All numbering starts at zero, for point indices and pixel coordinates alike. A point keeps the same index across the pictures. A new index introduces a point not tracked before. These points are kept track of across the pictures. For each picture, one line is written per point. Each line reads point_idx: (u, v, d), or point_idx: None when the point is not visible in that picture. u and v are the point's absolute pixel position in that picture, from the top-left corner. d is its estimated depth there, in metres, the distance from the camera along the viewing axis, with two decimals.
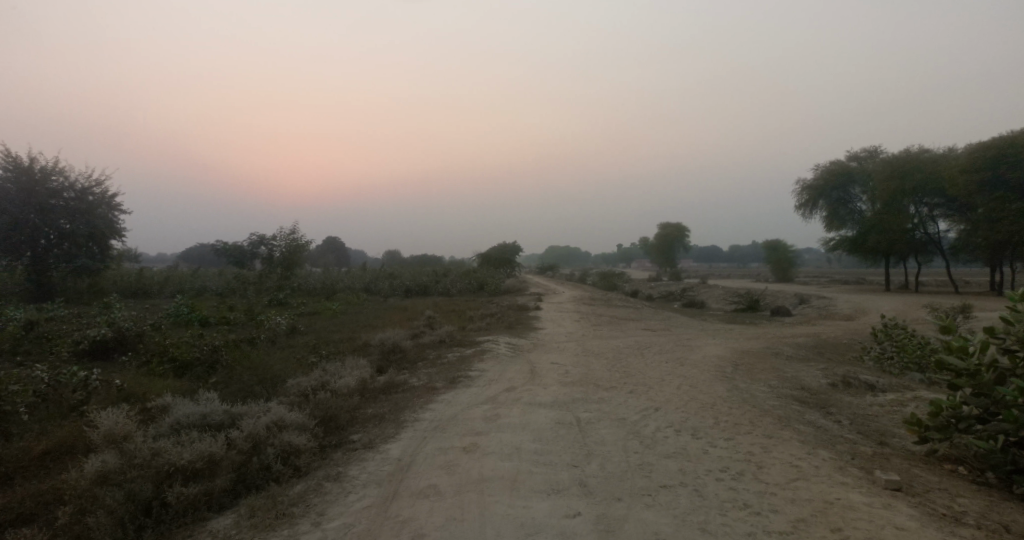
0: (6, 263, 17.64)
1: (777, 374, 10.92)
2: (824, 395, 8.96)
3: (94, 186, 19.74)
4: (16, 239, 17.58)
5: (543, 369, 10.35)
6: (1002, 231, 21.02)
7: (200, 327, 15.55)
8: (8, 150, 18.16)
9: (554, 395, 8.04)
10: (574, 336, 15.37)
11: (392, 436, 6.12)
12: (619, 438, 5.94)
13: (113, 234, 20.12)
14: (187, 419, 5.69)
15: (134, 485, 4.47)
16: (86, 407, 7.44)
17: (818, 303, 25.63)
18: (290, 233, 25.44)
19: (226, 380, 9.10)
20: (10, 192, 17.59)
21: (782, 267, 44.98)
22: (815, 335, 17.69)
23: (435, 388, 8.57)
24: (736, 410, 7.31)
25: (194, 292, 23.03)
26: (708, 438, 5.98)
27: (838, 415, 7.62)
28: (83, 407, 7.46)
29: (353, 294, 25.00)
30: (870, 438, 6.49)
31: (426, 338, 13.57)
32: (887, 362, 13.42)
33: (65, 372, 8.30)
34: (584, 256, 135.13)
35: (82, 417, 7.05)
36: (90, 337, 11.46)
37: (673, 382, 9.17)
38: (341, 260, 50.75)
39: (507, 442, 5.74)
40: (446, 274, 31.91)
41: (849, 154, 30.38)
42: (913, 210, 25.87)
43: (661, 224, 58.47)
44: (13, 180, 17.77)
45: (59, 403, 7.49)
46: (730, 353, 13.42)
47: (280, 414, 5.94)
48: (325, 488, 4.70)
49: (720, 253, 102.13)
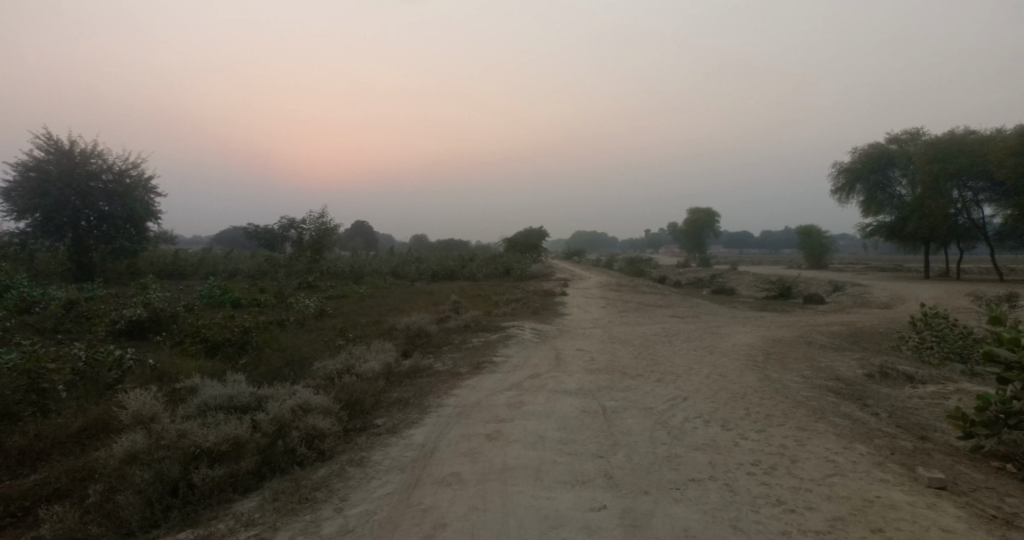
0: (50, 243, 18.32)
1: (811, 364, 10.61)
2: (860, 386, 8.66)
3: (131, 169, 19.99)
4: (58, 220, 18.11)
5: (569, 355, 10.22)
6: None
7: (232, 309, 15.79)
8: (49, 134, 18.55)
9: (580, 383, 7.93)
10: (601, 322, 15.20)
11: (416, 421, 6.09)
12: (646, 428, 5.80)
13: (150, 217, 20.43)
14: (214, 401, 5.71)
15: (161, 465, 4.47)
16: (120, 386, 7.57)
17: (853, 291, 24.93)
18: (319, 216, 25.64)
19: (254, 362, 9.20)
20: (51, 175, 17.98)
21: (816, 253, 43.87)
22: (849, 324, 17.19)
23: (460, 374, 8.52)
24: (768, 401, 7.10)
25: (227, 274, 23.46)
26: (739, 430, 5.81)
27: (875, 408, 7.36)
28: (118, 386, 7.59)
29: (380, 278, 25.15)
30: (911, 432, 6.23)
31: (452, 322, 13.55)
32: (927, 353, 12.94)
33: (101, 351, 8.47)
34: (611, 242, 133.98)
35: (116, 396, 7.17)
36: (126, 317, 11.71)
37: (702, 371, 8.97)
38: (369, 244, 51.20)
39: (531, 430, 5.66)
40: (472, 259, 31.91)
41: (888, 136, 29.27)
42: (955, 194, 24.83)
43: (690, 209, 57.49)
44: (54, 163, 18.19)
45: (95, 381, 7.63)
46: (761, 342, 13.11)
47: (305, 397, 5.94)
48: (348, 473, 4.68)
49: (751, 238, 100.20)
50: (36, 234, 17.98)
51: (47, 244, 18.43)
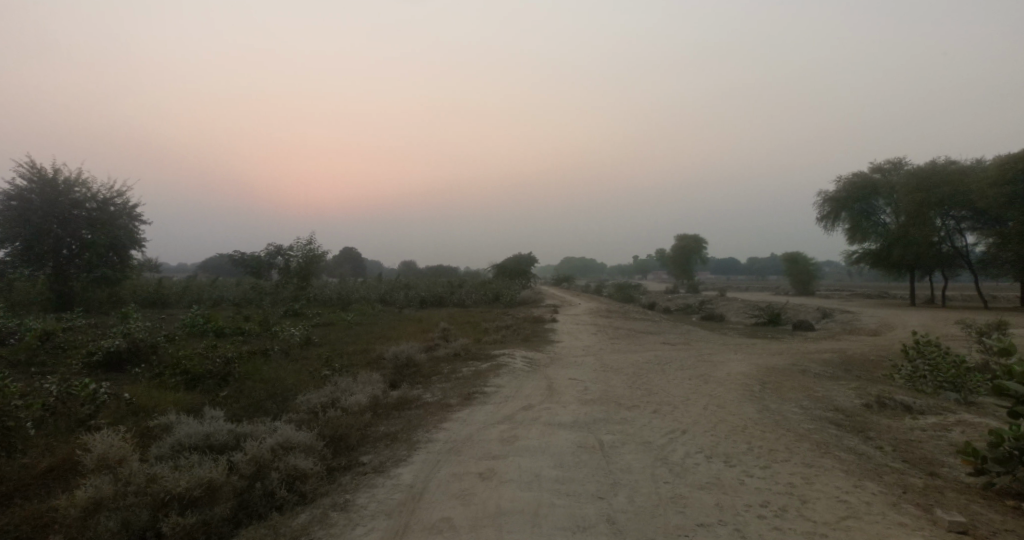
0: (30, 273, 17.79)
1: (808, 393, 10.39)
2: (860, 417, 8.44)
3: (115, 197, 19.75)
4: (38, 249, 17.69)
5: (561, 385, 9.94)
6: None
7: (214, 338, 15.36)
8: (32, 161, 18.25)
9: (574, 415, 7.64)
10: (592, 350, 14.96)
11: (404, 459, 5.77)
12: (646, 465, 5.54)
13: (133, 244, 20.05)
14: (189, 440, 5.38)
15: (127, 513, 4.13)
16: (94, 421, 7.16)
17: (842, 318, 24.94)
18: (306, 243, 25.36)
19: (236, 395, 8.84)
20: (34, 203, 17.70)
21: (802, 279, 44.14)
22: (840, 351, 17.06)
23: (450, 406, 8.22)
24: (770, 434, 6.86)
25: (211, 302, 22.98)
26: (743, 467, 5.57)
27: (879, 440, 7.14)
28: (91, 422, 7.21)
29: (368, 305, 24.75)
30: (918, 467, 6.01)
31: (441, 351, 13.21)
32: (921, 381, 12.78)
33: (75, 383, 8.08)
34: (600, 269, 134.37)
35: (87, 432, 6.79)
36: (103, 348, 11.26)
37: (699, 402, 8.71)
38: (357, 271, 50.75)
39: (526, 468, 5.37)
40: (461, 285, 31.58)
41: (872, 165, 29.64)
42: (939, 223, 25.04)
43: (678, 236, 57.83)
44: (36, 191, 17.86)
45: (67, 417, 7.23)
46: (754, 370, 12.92)
47: (287, 434, 5.62)
48: (331, 520, 4.35)
49: (738, 264, 100.78)
50: (15, 263, 17.42)
51: (25, 274, 17.85)
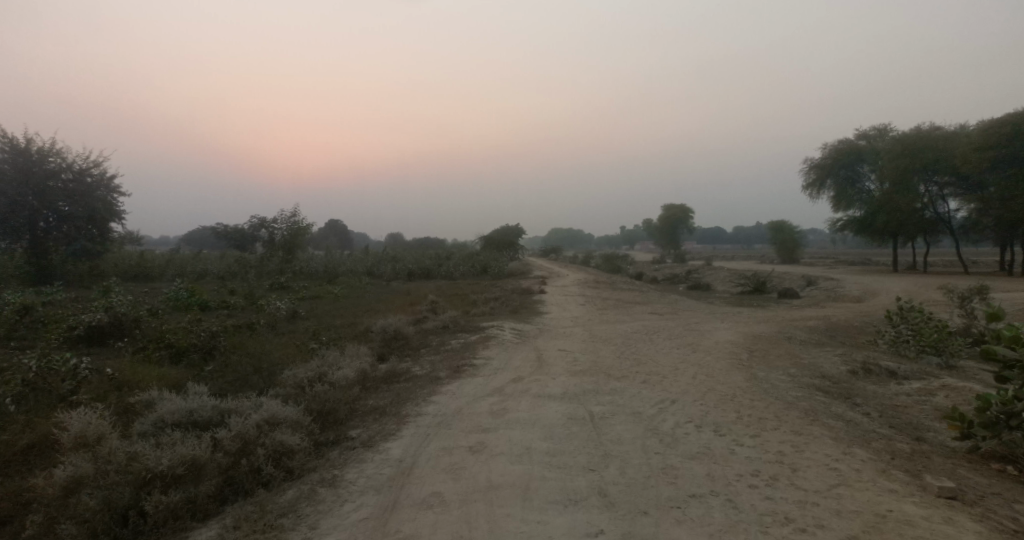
0: (7, 245, 17.47)
1: (794, 361, 10.45)
2: (846, 384, 8.50)
3: (92, 167, 19.20)
4: (14, 221, 17.27)
5: (550, 356, 9.91)
6: (1014, 209, 20.42)
7: (199, 312, 15.16)
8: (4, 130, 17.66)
9: (564, 386, 7.60)
10: (580, 321, 14.95)
11: (393, 433, 5.69)
12: (637, 436, 5.52)
13: (113, 217, 19.61)
14: (172, 416, 5.26)
15: (107, 491, 4.03)
16: (76, 397, 7.01)
17: (827, 285, 25.15)
18: (291, 215, 25.01)
19: (221, 370, 8.71)
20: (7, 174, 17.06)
21: (788, 248, 44.41)
22: (825, 318, 17.21)
23: (439, 379, 8.15)
24: (759, 403, 6.87)
25: (195, 275, 22.66)
26: (733, 435, 5.57)
27: (866, 407, 7.18)
28: (74, 398, 7.06)
29: (355, 278, 24.55)
30: (905, 433, 6.05)
31: (429, 323, 13.12)
32: (904, 346, 12.92)
33: (55, 358, 7.91)
34: (587, 240, 134.42)
35: (69, 408, 6.64)
36: (84, 322, 11.04)
37: (687, 371, 8.72)
38: (343, 244, 50.35)
39: (517, 441, 5.32)
40: (449, 257, 31.43)
41: (857, 132, 29.61)
42: (922, 189, 25.16)
43: (665, 205, 57.84)
44: (9, 161, 17.21)
45: (48, 393, 7.07)
46: (742, 338, 12.99)
47: (273, 409, 5.52)
48: (319, 496, 4.27)
49: (724, 234, 101.31)
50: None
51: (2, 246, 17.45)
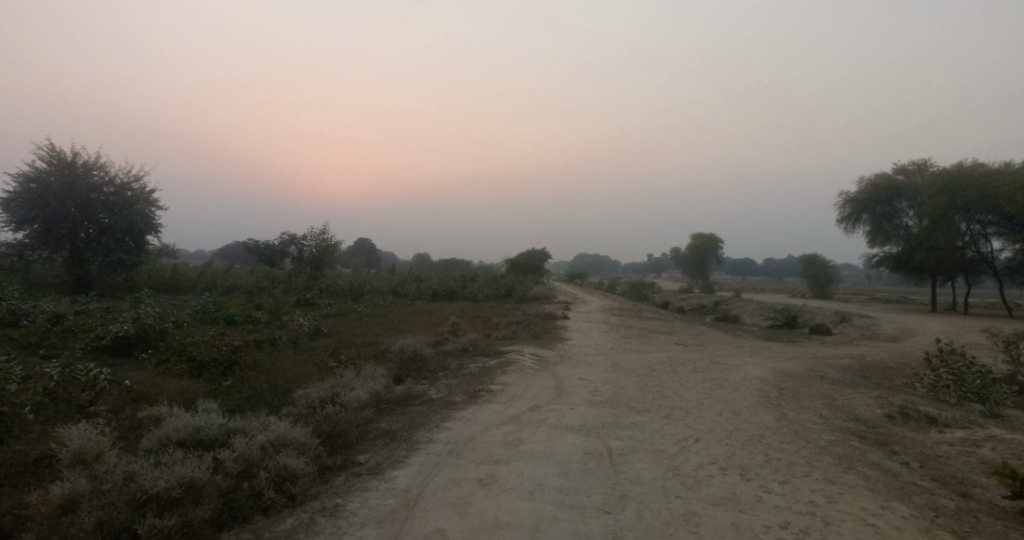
0: (48, 255, 17.88)
1: (826, 401, 9.96)
2: (883, 429, 8.02)
3: (133, 181, 19.65)
4: (57, 232, 17.70)
5: (570, 385, 9.62)
6: None
7: (224, 326, 15.23)
8: (52, 145, 18.23)
9: (583, 418, 7.31)
10: (604, 349, 14.61)
11: (402, 461, 5.49)
12: (657, 476, 5.21)
13: (149, 230, 19.97)
14: (177, 433, 5.15)
15: (102, 511, 3.90)
16: (93, 407, 6.97)
17: (860, 322, 24.33)
18: (320, 232, 25.23)
19: (238, 385, 8.62)
20: (53, 186, 17.65)
21: (819, 282, 43.32)
22: (859, 357, 16.53)
23: (455, 403, 7.94)
24: (789, 446, 6.48)
25: (225, 289, 22.93)
26: (760, 481, 5.22)
27: (904, 455, 6.74)
28: (91, 408, 7.02)
29: (379, 297, 24.57)
30: (948, 487, 5.61)
31: (449, 346, 12.94)
32: (944, 391, 12.26)
33: (77, 367, 7.91)
34: (614, 266, 133.55)
35: (84, 419, 6.59)
36: (111, 332, 11.13)
37: (713, 408, 8.35)
38: (371, 262, 50.79)
39: (529, 475, 5.07)
40: (474, 279, 31.33)
41: (895, 167, 28.86)
42: (963, 227, 24.27)
43: (693, 234, 57.15)
44: (55, 174, 17.83)
45: (67, 402, 7.03)
46: (771, 375, 12.50)
47: (281, 430, 5.38)
48: (318, 527, 4.07)
49: (753, 265, 99.68)
50: (33, 244, 17.45)
51: (43, 255, 17.91)
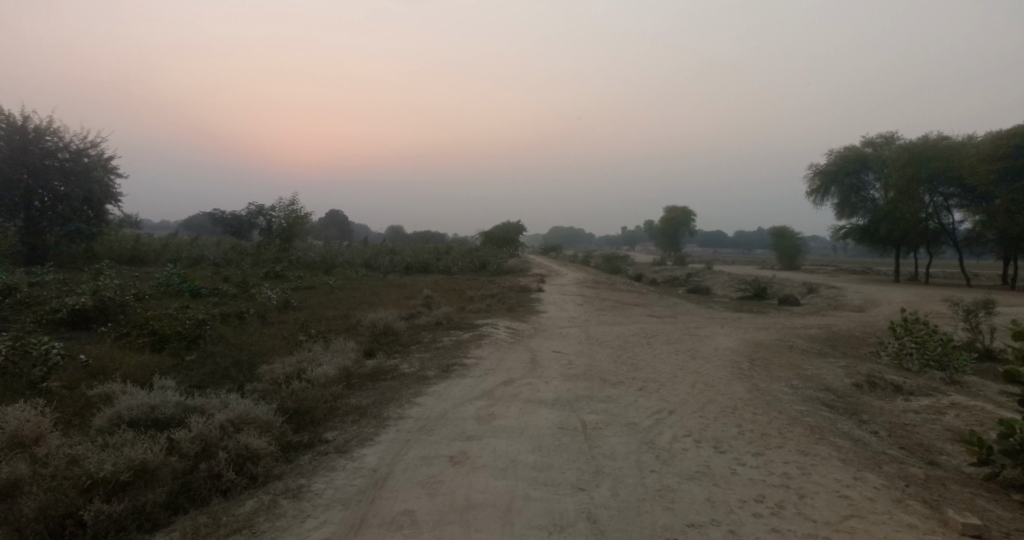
0: (0, 224, 17.02)
1: (796, 371, 10.07)
2: (852, 398, 8.11)
3: (90, 147, 18.73)
4: (9, 200, 16.83)
5: (544, 358, 9.53)
6: None
7: (190, 299, 14.74)
8: (1, 108, 17.18)
9: (556, 392, 7.21)
10: (577, 321, 14.57)
11: (371, 438, 5.32)
12: (631, 450, 5.14)
13: (109, 199, 19.17)
14: (130, 412, 4.90)
15: (44, 496, 3.67)
16: (46, 384, 6.61)
17: (827, 293, 24.77)
18: (289, 203, 24.57)
19: (201, 361, 8.31)
20: (3, 152, 16.66)
21: (789, 254, 43.98)
22: (827, 327, 16.82)
23: (426, 378, 7.78)
24: (761, 417, 6.48)
25: (190, 261, 22.25)
26: (734, 453, 5.20)
27: (873, 424, 6.80)
28: (43, 385, 6.67)
29: (351, 269, 24.14)
30: (916, 455, 5.67)
31: (422, 319, 12.73)
32: (907, 359, 12.53)
33: (28, 341, 7.49)
34: (588, 239, 134.01)
35: (34, 397, 6.24)
36: (68, 305, 10.62)
37: (686, 379, 8.33)
38: (343, 234, 49.98)
39: (502, 452, 4.94)
40: (448, 252, 30.99)
41: (864, 140, 29.15)
42: (927, 199, 24.72)
43: (666, 207, 57.42)
44: (5, 139, 16.80)
45: (18, 378, 6.66)
46: (742, 345, 12.61)
47: (242, 408, 5.17)
48: (280, 510, 3.89)
49: (724, 238, 101.02)
50: None
51: None
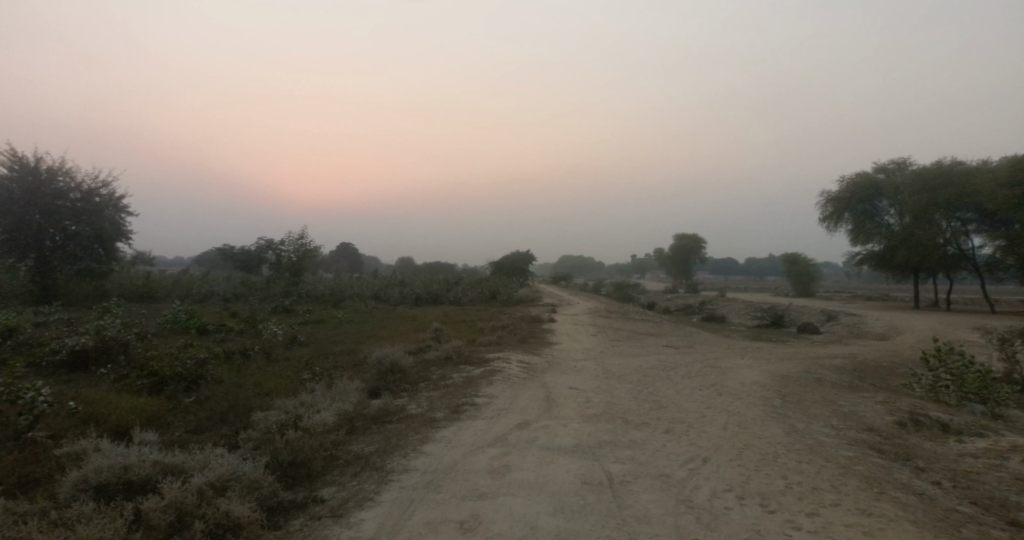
0: (10, 263, 16.77)
1: (832, 408, 9.33)
2: (899, 440, 7.36)
3: (101, 187, 18.43)
4: (21, 240, 16.60)
5: (560, 396, 8.85)
6: None
7: (195, 337, 14.23)
8: (15, 149, 17.05)
9: (577, 436, 6.57)
10: (592, 354, 13.91)
11: (371, 498, 4.70)
12: (668, 510, 4.51)
13: (120, 237, 18.82)
14: (100, 474, 4.41)
15: None
16: (31, 434, 6.08)
17: (848, 320, 23.96)
18: (298, 237, 24.20)
19: (195, 405, 7.73)
20: (15, 194, 16.44)
21: (803, 281, 43.10)
22: (851, 357, 16.01)
23: (435, 421, 7.17)
24: (808, 466, 5.79)
25: (200, 297, 21.84)
26: (785, 514, 4.52)
27: (932, 472, 6.07)
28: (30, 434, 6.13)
29: (360, 302, 23.67)
30: (992, 513, 4.95)
31: (431, 354, 12.11)
32: (943, 392, 11.67)
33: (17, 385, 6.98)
34: (598, 268, 133.33)
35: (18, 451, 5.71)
36: (68, 346, 10.09)
37: (717, 420, 7.64)
38: (353, 267, 49.66)
39: (519, 515, 4.34)
40: (457, 282, 30.40)
41: (876, 165, 28.54)
42: (944, 225, 24.04)
43: (677, 235, 56.86)
44: (17, 180, 16.63)
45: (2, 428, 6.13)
46: (768, 379, 11.88)
47: (225, 467, 4.63)
48: None
49: (735, 265, 100.31)
50: None
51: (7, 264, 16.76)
